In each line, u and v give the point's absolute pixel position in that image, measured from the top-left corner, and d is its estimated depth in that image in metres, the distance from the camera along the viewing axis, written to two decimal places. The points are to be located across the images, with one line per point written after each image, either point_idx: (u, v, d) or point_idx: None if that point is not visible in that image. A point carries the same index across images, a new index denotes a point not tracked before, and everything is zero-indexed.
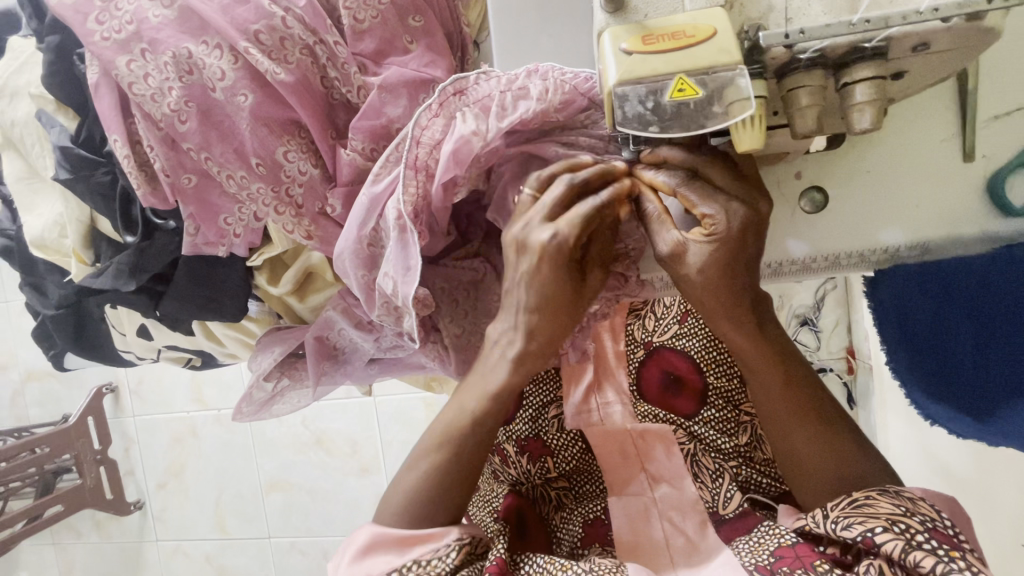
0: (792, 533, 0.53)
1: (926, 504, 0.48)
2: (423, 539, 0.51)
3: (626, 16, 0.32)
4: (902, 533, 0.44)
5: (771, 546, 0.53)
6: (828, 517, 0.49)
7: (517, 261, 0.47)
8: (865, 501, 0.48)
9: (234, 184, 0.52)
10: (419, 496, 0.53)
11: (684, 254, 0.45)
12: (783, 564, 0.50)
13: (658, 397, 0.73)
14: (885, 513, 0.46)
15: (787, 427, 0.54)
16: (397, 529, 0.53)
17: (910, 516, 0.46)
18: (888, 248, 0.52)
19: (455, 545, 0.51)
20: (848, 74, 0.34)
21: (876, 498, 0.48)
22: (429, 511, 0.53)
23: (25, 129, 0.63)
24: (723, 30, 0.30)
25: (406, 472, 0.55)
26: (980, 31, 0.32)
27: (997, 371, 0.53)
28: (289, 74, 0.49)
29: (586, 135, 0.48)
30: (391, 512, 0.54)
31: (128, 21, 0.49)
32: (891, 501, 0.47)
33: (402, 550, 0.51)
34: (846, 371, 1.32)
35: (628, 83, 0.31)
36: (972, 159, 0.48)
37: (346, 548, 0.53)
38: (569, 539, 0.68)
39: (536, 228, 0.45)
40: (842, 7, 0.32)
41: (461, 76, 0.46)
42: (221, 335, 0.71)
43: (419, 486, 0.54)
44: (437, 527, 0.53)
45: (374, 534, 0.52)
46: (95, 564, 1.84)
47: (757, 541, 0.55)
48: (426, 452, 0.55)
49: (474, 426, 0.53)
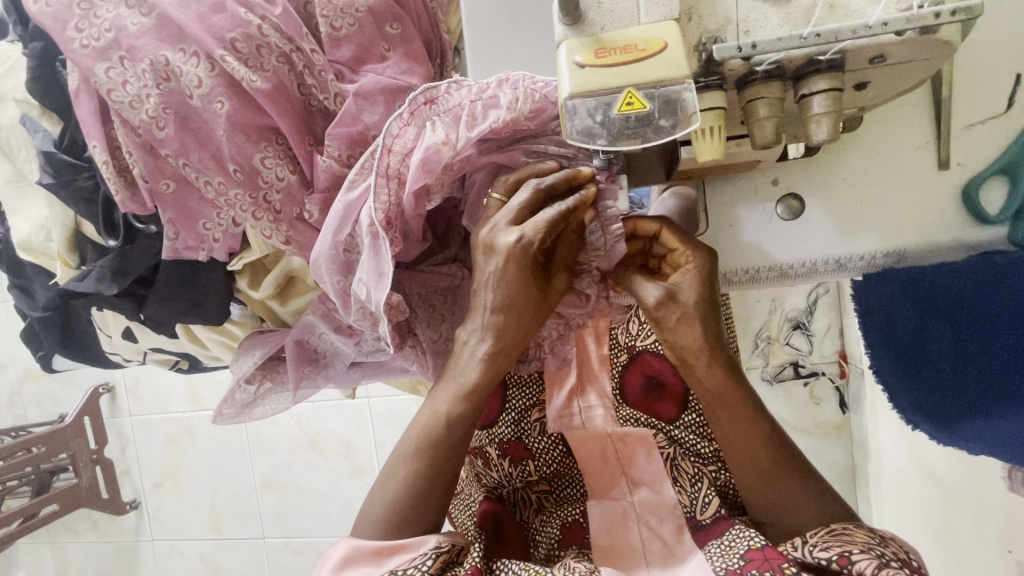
0: (761, 537, 0.53)
1: (896, 542, 0.49)
2: (401, 548, 0.51)
3: (583, 27, 0.33)
4: (874, 552, 0.45)
5: (740, 548, 0.53)
6: (807, 543, 0.49)
7: (483, 262, 0.49)
8: (841, 531, 0.49)
9: (212, 189, 0.52)
10: (394, 502, 0.54)
11: (677, 294, 0.52)
12: (752, 566, 0.50)
13: (640, 401, 0.72)
14: (860, 542, 0.47)
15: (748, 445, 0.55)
16: (374, 541, 0.52)
17: (883, 546, 0.47)
18: (865, 255, 0.52)
19: (432, 553, 0.50)
20: (805, 86, 0.34)
21: (853, 530, 0.49)
22: (407, 521, 0.53)
23: (12, 133, 0.64)
24: (674, 44, 0.31)
25: (381, 487, 0.55)
26: (935, 44, 0.32)
27: (987, 375, 0.52)
28: (265, 81, 0.50)
29: (556, 144, 0.49)
30: (368, 524, 0.54)
31: (107, 29, 0.49)
32: (865, 532, 0.49)
33: (379, 559, 0.51)
34: (839, 376, 1.32)
35: (580, 95, 0.32)
36: (947, 167, 0.49)
37: (324, 562, 0.53)
38: (547, 540, 0.68)
39: (502, 231, 0.47)
40: (797, 20, 0.33)
41: (432, 85, 0.46)
42: (205, 338, 0.71)
43: (393, 499, 0.54)
44: (416, 537, 0.53)
45: (351, 548, 0.52)
46: (91, 563, 1.85)
47: (728, 544, 0.55)
48: (400, 464, 0.55)
49: (449, 430, 0.54)
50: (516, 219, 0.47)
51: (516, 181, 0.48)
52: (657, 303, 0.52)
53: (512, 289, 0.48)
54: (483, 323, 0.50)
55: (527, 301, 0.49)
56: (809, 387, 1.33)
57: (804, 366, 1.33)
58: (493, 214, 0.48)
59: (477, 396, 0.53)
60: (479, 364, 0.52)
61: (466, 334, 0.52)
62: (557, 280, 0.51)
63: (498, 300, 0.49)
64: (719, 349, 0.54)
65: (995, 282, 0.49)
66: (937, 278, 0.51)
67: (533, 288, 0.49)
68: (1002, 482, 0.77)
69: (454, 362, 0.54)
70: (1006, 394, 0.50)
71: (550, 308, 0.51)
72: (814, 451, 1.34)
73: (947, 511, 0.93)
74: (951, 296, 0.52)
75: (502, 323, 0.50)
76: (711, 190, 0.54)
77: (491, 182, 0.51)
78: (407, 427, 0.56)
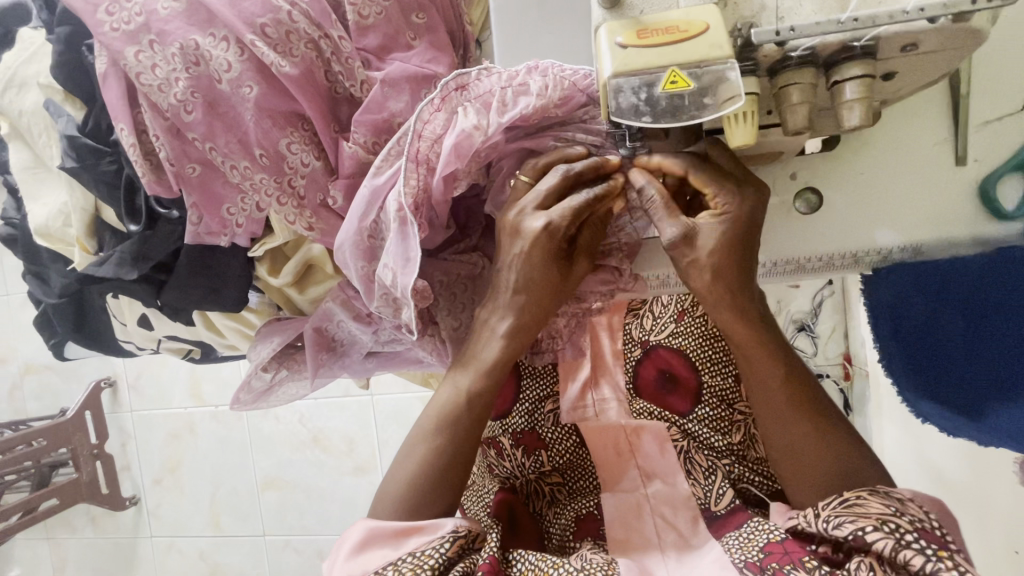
0: (782, 530, 0.53)
1: (915, 504, 0.48)
2: (418, 530, 0.51)
3: (622, 11, 0.34)
4: (889, 531, 0.44)
5: (760, 541, 0.54)
6: (820, 516, 0.49)
7: (508, 244, 0.49)
8: (856, 500, 0.48)
9: (238, 174, 0.52)
10: (414, 483, 0.54)
11: (694, 236, 0.47)
12: (772, 560, 0.51)
13: (654, 394, 0.75)
14: (874, 513, 0.46)
15: (785, 436, 0.54)
16: (391, 522, 0.52)
17: (900, 516, 0.46)
18: (882, 249, 0.53)
19: (449, 537, 0.50)
20: (838, 73, 0.35)
21: (868, 498, 0.48)
22: (424, 504, 0.53)
23: (33, 118, 0.64)
24: (715, 25, 0.32)
25: (399, 466, 0.56)
26: (968, 33, 0.33)
27: (995, 361, 0.53)
28: (293, 67, 0.50)
29: (584, 131, 0.50)
30: (385, 505, 0.54)
31: (138, 13, 0.50)
32: (882, 499, 0.47)
33: (397, 539, 0.51)
34: (843, 378, 1.33)
35: (623, 75, 0.33)
36: (964, 163, 0.49)
37: (340, 545, 0.53)
38: (562, 532, 0.69)
39: (530, 215, 0.48)
40: (831, 6, 0.33)
41: (462, 72, 0.47)
42: (221, 326, 0.71)
43: (411, 480, 0.54)
44: (433, 519, 0.52)
45: (368, 529, 0.52)
46: (88, 560, 1.83)
47: (748, 536, 0.56)
48: (419, 440, 0.55)
49: (468, 412, 0.54)
50: (543, 204, 0.48)
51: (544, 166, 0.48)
52: (673, 244, 0.47)
53: (535, 272, 0.49)
54: (503, 301, 0.51)
55: (547, 285, 0.50)
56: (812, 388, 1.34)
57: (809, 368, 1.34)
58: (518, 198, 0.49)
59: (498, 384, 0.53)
60: (498, 341, 0.52)
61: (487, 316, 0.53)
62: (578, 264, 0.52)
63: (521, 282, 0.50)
64: (761, 335, 0.52)
65: (1008, 276, 0.50)
66: (946, 271, 0.53)
67: (553, 270, 0.50)
68: (1013, 477, 0.77)
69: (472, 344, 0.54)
70: (1012, 381, 0.52)
71: (569, 289, 0.52)
72: None
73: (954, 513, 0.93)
74: (965, 287, 0.53)
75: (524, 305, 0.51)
76: None
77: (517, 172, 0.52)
78: (425, 405, 0.56)
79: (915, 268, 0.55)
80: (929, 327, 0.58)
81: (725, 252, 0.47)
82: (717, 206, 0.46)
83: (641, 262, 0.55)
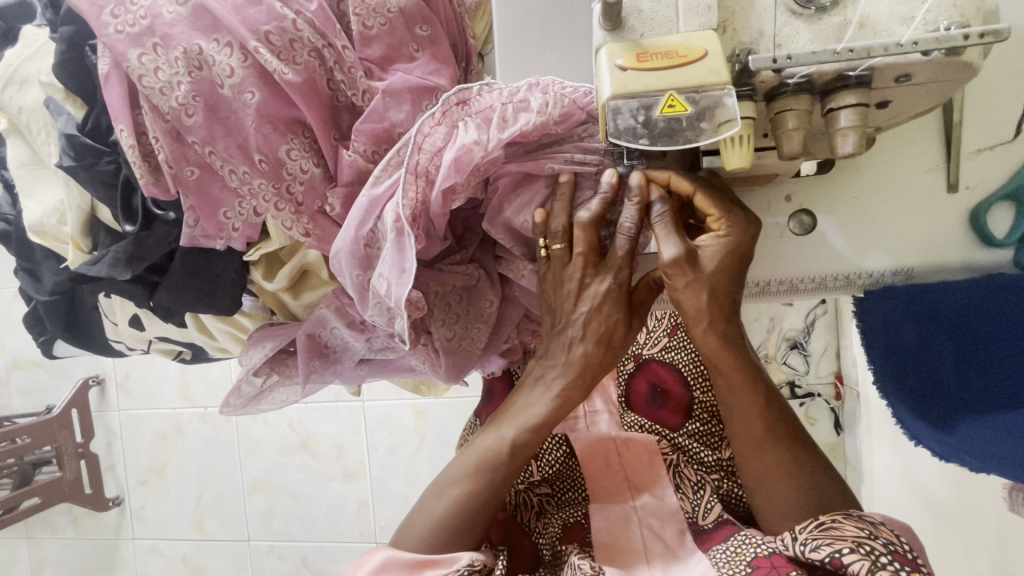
0: (769, 544, 0.54)
1: (887, 529, 0.50)
2: (435, 563, 0.52)
3: (623, 34, 0.34)
4: (860, 552, 0.46)
5: (747, 556, 0.54)
6: (797, 540, 0.50)
7: (574, 304, 0.50)
8: (832, 523, 0.49)
9: (236, 178, 0.52)
10: (442, 520, 0.54)
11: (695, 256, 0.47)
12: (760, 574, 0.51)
13: (645, 408, 0.77)
14: (851, 535, 0.48)
15: (765, 466, 0.56)
16: (412, 553, 0.53)
17: (873, 539, 0.47)
18: (873, 273, 0.54)
19: (465, 571, 0.50)
20: (832, 100, 0.36)
21: (843, 521, 0.49)
22: (451, 539, 0.54)
23: (32, 115, 0.64)
24: (714, 52, 0.32)
25: (429, 502, 0.56)
26: (959, 66, 0.34)
27: (971, 383, 0.52)
28: (296, 74, 0.50)
29: (582, 150, 0.49)
30: (410, 538, 0.55)
31: (142, 16, 0.50)
32: (855, 523, 0.49)
33: (415, 569, 0.52)
34: (834, 397, 1.33)
35: (622, 97, 0.33)
36: (956, 190, 0.50)
37: (360, 564, 0.54)
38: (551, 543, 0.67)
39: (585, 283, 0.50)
40: (828, 35, 0.34)
41: (464, 87, 0.47)
42: (213, 328, 0.71)
43: (441, 517, 0.54)
44: (451, 552, 0.53)
45: (388, 556, 0.52)
46: (68, 561, 1.80)
47: (734, 550, 0.56)
48: (454, 482, 0.55)
49: (499, 450, 0.54)
50: (591, 264, 0.50)
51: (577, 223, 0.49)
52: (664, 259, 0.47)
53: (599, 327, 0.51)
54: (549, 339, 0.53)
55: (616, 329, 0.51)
56: (804, 408, 1.33)
57: (800, 386, 1.34)
58: (571, 264, 0.50)
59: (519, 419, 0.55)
60: (549, 399, 0.53)
61: (539, 368, 0.54)
62: (636, 322, 0.53)
63: (588, 334, 0.51)
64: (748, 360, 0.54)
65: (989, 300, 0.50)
66: (935, 294, 0.52)
67: (619, 325, 0.51)
68: (1002, 504, 0.77)
69: (516, 398, 0.56)
70: (985, 404, 0.52)
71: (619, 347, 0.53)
72: None
73: (941, 537, 0.92)
74: (956, 312, 0.52)
75: (580, 363, 0.52)
76: None
77: (515, 188, 0.51)
78: (467, 445, 0.57)
79: (908, 291, 0.53)
80: (921, 353, 0.55)
81: (720, 275, 0.47)
82: (718, 227, 0.47)
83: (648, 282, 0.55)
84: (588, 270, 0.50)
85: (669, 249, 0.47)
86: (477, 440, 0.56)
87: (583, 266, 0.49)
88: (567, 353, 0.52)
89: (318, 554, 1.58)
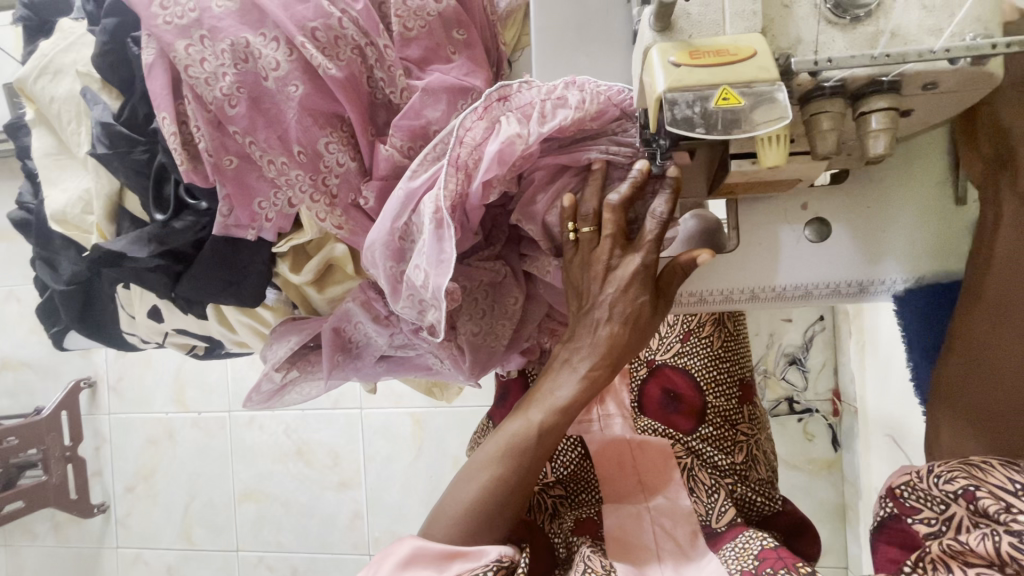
0: (773, 539, 0.59)
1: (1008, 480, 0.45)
2: (462, 555, 0.53)
3: (671, 35, 0.38)
4: (974, 512, 0.45)
5: (754, 549, 0.58)
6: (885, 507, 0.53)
7: (602, 293, 0.52)
8: (980, 465, 0.47)
9: (274, 169, 0.54)
10: (471, 508, 0.55)
11: (906, 229, 0.54)
12: (767, 565, 0.55)
13: (658, 412, 0.80)
14: (937, 493, 0.48)
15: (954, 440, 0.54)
16: (439, 545, 0.54)
17: (957, 500, 0.47)
18: (889, 279, 0.55)
19: (493, 566, 0.52)
20: (865, 105, 0.38)
21: (993, 467, 0.46)
22: (475, 530, 0.55)
23: (65, 105, 0.65)
24: (762, 52, 0.35)
25: (460, 488, 0.56)
26: (982, 76, 0.36)
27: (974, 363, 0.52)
28: (339, 70, 0.52)
29: (616, 143, 0.51)
30: (440, 525, 0.56)
31: (191, 9, 0.52)
32: (1009, 474, 0.45)
33: (442, 563, 0.53)
34: (832, 413, 1.34)
35: (678, 89, 0.35)
36: (963, 204, 0.53)
37: (382, 560, 0.54)
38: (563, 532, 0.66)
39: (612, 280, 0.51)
40: (861, 44, 0.37)
41: (505, 84, 0.49)
42: (235, 321, 0.72)
43: (470, 504, 0.55)
44: (478, 546, 0.54)
45: (416, 547, 0.53)
46: (45, 571, 1.73)
47: (741, 546, 0.60)
48: (480, 468, 0.56)
49: (533, 446, 0.55)
50: (621, 258, 0.51)
51: (611, 217, 0.50)
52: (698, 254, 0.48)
53: (627, 316, 0.51)
54: (581, 337, 0.53)
55: (641, 325, 0.52)
56: (803, 423, 1.34)
57: (799, 402, 1.35)
58: (599, 247, 0.51)
59: (560, 414, 0.55)
60: (575, 381, 0.54)
61: (565, 352, 0.55)
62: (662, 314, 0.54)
63: (614, 324, 0.52)
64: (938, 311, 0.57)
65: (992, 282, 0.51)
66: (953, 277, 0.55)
67: (644, 314, 0.52)
68: None
69: (538, 385, 0.57)
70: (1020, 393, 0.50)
71: (644, 334, 0.53)
72: (806, 488, 1.34)
73: None
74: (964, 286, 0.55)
75: (605, 355, 0.53)
76: (743, 209, 0.56)
77: (549, 185, 0.53)
78: (493, 431, 0.57)
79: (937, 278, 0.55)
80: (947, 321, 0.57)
81: (921, 248, 0.55)
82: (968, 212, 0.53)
83: (701, 281, 0.57)
84: (618, 265, 0.51)
85: (885, 236, 0.55)
86: (505, 426, 0.57)
87: (611, 247, 0.51)
88: (593, 335, 0.53)
89: (308, 566, 1.55)
